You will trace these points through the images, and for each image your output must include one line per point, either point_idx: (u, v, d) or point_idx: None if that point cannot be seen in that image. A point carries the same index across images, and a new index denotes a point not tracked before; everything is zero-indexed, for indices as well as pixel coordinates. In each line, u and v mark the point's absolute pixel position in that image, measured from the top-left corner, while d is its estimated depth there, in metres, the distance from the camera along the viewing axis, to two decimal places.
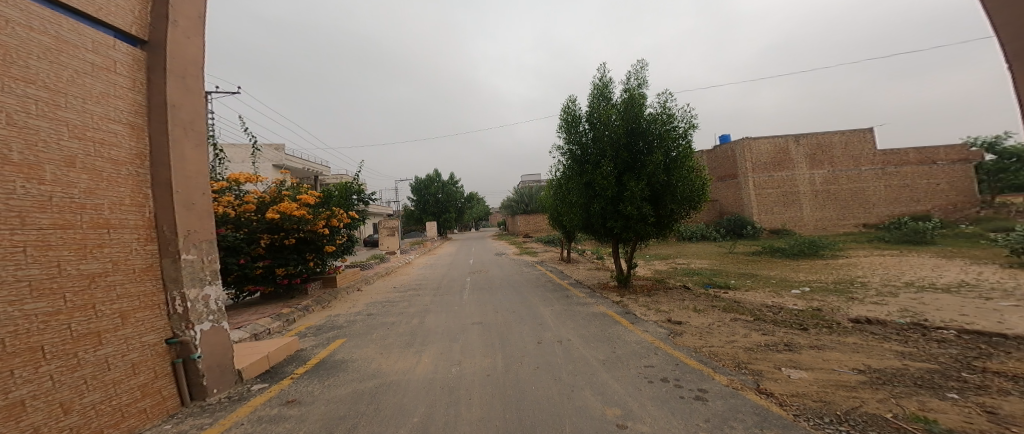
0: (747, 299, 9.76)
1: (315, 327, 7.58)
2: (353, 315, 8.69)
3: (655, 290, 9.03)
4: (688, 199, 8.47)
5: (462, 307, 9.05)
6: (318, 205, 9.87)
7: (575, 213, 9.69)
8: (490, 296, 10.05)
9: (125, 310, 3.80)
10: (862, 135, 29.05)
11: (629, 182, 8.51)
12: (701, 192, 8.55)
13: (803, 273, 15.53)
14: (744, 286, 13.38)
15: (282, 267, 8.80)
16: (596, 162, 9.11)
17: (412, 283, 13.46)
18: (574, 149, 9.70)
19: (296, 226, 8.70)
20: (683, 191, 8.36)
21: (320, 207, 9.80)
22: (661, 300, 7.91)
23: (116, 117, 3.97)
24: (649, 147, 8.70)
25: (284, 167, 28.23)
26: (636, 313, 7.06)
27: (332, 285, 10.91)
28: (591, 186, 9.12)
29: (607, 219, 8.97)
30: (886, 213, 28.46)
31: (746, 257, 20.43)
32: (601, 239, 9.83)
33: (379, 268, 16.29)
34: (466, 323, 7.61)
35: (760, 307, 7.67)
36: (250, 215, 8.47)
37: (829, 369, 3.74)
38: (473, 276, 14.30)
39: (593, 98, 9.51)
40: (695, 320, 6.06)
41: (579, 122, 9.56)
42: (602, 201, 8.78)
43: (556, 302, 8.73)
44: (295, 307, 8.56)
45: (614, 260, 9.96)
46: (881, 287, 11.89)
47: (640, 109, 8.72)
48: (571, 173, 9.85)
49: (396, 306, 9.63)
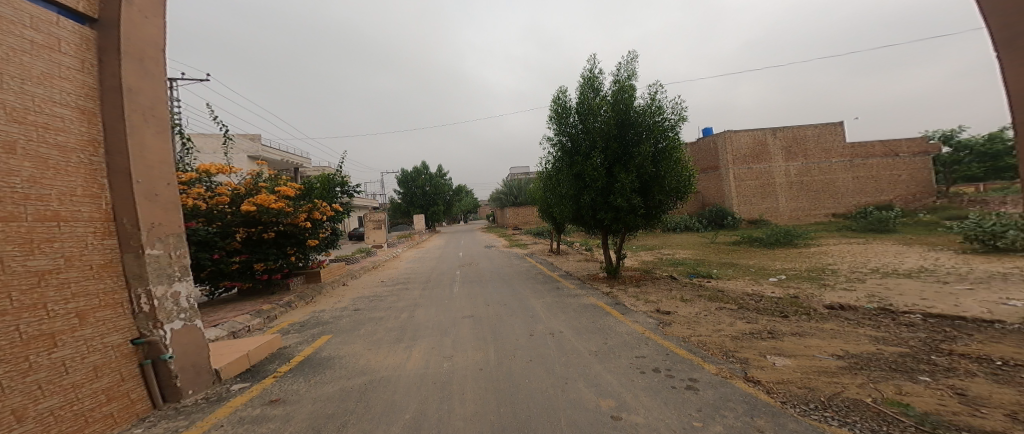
0: (728, 288, 10.07)
1: (298, 323, 7.39)
2: (338, 310, 8.48)
3: (641, 281, 9.21)
4: (675, 191, 8.77)
5: (451, 300, 9.00)
6: (299, 198, 9.58)
7: (564, 204, 9.79)
8: (480, 289, 10.03)
9: (82, 309, 3.67)
10: (833, 128, 30.23)
11: (619, 173, 8.69)
12: (687, 184, 8.83)
13: (779, 262, 16.15)
14: (725, 275, 13.78)
15: (261, 262, 8.50)
16: (585, 153, 9.21)
17: (399, 277, 13.29)
18: (563, 140, 9.74)
19: (276, 219, 8.38)
20: (671, 183, 8.64)
21: (301, 200, 9.52)
22: (647, 291, 8.10)
23: (62, 100, 3.88)
24: (638, 139, 8.91)
25: (262, 159, 27.30)
26: (625, 304, 7.21)
27: (316, 280, 10.65)
28: (580, 178, 9.20)
29: (597, 210, 9.13)
30: (854, 203, 29.76)
31: (727, 247, 21.05)
32: (589, 230, 9.99)
33: (365, 262, 16.03)
34: (456, 316, 7.57)
35: (744, 296, 7.92)
36: (223, 208, 8.16)
37: (810, 356, 3.90)
38: (462, 269, 14.15)
39: (582, 90, 9.52)
40: (683, 310, 6.30)
41: (568, 114, 9.60)
42: (592, 192, 8.92)
43: (547, 294, 8.78)
44: (277, 303, 8.28)
45: (603, 251, 9.99)
46: (849, 274, 12.51)
47: (630, 101, 8.89)
48: (560, 165, 9.91)
49: (384, 301, 9.47)
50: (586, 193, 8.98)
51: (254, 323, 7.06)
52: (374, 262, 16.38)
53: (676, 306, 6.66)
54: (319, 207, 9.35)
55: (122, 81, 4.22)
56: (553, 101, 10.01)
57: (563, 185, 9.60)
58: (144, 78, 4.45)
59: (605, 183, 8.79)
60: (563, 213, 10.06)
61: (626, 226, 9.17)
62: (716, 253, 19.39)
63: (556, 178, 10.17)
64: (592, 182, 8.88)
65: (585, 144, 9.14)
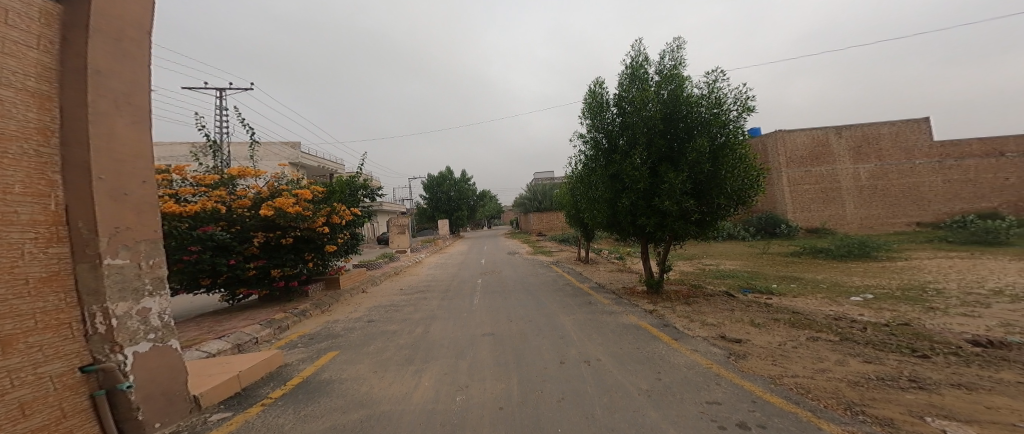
0: (801, 307, 8.42)
1: (309, 336, 6.80)
2: (353, 321, 7.87)
3: (694, 297, 7.68)
4: (739, 194, 6.88)
5: (471, 313, 8.10)
6: (319, 201, 9.31)
7: (600, 209, 8.38)
8: (503, 301, 9.09)
9: (9, 332, 2.72)
10: (915, 126, 26.57)
11: (666, 173, 7.08)
12: (755, 187, 6.93)
13: (857, 277, 13.81)
14: (790, 291, 11.87)
15: (278, 268, 8.05)
16: (625, 151, 7.84)
17: (420, 284, 12.66)
18: (599, 138, 8.55)
19: (294, 224, 7.94)
20: (734, 184, 6.77)
21: (321, 204, 9.22)
22: (705, 310, 6.56)
23: (3, 79, 2.89)
24: (693, 134, 7.29)
25: (299, 166, 28.25)
26: (677, 326, 5.85)
27: (335, 286, 10.23)
28: (618, 179, 7.82)
29: (637, 215, 7.56)
30: (946, 211, 25.60)
31: (784, 258, 18.67)
32: (628, 237, 8.48)
33: (388, 268, 15.59)
34: (475, 334, 6.58)
35: (831, 320, 6.32)
36: (244, 212, 7.70)
37: (1009, 425, 2.51)
38: (483, 277, 13.28)
39: (623, 81, 8.31)
40: (760, 338, 4.78)
41: (606, 108, 8.39)
42: (633, 194, 7.41)
43: (578, 310, 7.64)
44: (291, 312, 7.85)
45: (642, 260, 8.55)
46: (961, 295, 10.17)
47: (682, 90, 7.38)
48: (596, 165, 8.63)
49: (401, 311, 8.74)
50: (625, 195, 7.47)
51: (262, 334, 6.52)
52: (396, 268, 15.80)
53: (751, 332, 5.13)
54: (336, 211, 8.90)
55: (89, 61, 3.24)
56: (589, 95, 8.84)
57: (599, 186, 8.26)
58: (120, 60, 3.48)
59: (650, 184, 7.23)
60: (597, 218, 8.63)
61: (674, 236, 7.43)
62: (773, 264, 17.16)
63: (591, 180, 8.88)
64: (631, 183, 7.35)
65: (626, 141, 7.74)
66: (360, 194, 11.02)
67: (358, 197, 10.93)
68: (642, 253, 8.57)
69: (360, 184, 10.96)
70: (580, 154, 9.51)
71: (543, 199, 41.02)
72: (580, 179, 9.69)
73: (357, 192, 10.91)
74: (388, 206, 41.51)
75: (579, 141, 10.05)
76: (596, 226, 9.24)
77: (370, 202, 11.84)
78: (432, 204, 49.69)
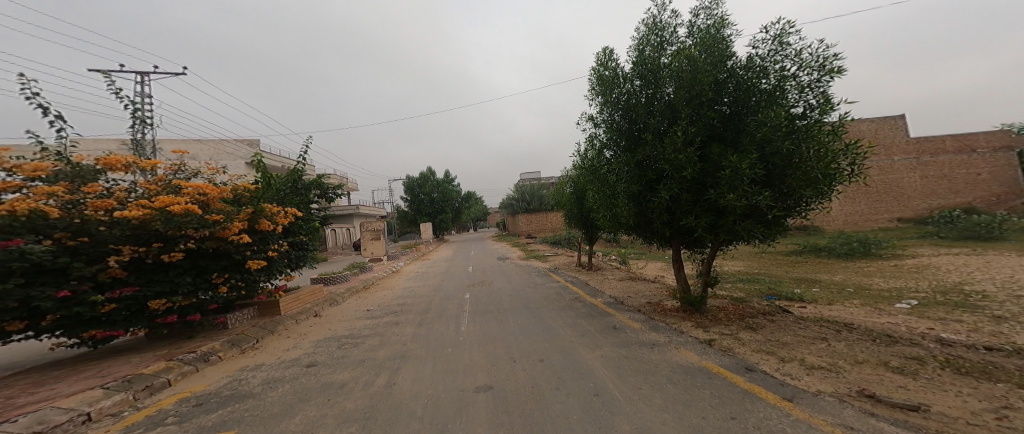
0: (865, 321, 6.86)
1: (193, 401, 4.49)
2: (284, 368, 5.55)
3: (752, 318, 5.82)
4: (832, 181, 4.73)
5: (456, 349, 5.95)
6: (243, 202, 7.16)
7: (620, 206, 6.40)
8: (498, 327, 7.00)
9: None
10: (892, 122, 26.95)
11: (722, 156, 5.08)
12: (850, 173, 4.80)
13: (880, 279, 12.65)
14: (818, 297, 10.45)
15: (161, 297, 5.73)
16: (656, 130, 5.90)
17: (394, 301, 10.45)
18: (618, 116, 6.65)
19: (190, 233, 5.81)
20: (826, 169, 4.64)
21: (242, 204, 7.10)
22: (786, 340, 4.68)
23: None
24: (752, 106, 5.32)
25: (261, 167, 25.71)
26: (766, 369, 3.98)
27: (271, 314, 7.77)
28: (652, 166, 5.88)
29: (679, 212, 5.53)
30: (924, 206, 25.23)
31: (787, 258, 17.63)
32: (657, 239, 6.54)
33: (355, 281, 13.24)
34: (463, 390, 4.48)
35: (951, 348, 4.67)
36: (98, 215, 5.38)
37: None
38: (470, 291, 11.13)
39: (643, 43, 6.43)
40: (940, 400, 2.98)
41: (625, 78, 6.52)
42: (671, 184, 5.39)
43: (603, 343, 5.65)
44: (183, 357, 5.50)
45: (675, 270, 6.72)
46: (1012, 301, 9.02)
47: (730, 53, 5.58)
48: (616, 153, 6.80)
49: (361, 347, 6.45)
50: (660, 185, 5.45)
51: (103, 406, 4.17)
52: (366, 281, 13.39)
53: (912, 387, 3.24)
54: (262, 214, 6.74)
55: None
56: (600, 63, 7.03)
57: (621, 177, 6.35)
58: None
59: (704, 170, 5.21)
60: (617, 216, 6.65)
61: (727, 239, 5.40)
62: (778, 264, 16.02)
63: (610, 171, 6.99)
64: (669, 168, 5.39)
65: (656, 117, 5.82)
66: (311, 193, 9.01)
67: (307, 195, 8.92)
68: (675, 261, 6.73)
69: (310, 182, 9.00)
70: (592, 140, 7.64)
71: (531, 199, 39.57)
72: (591, 173, 7.83)
73: (305, 191, 8.85)
74: (361, 209, 38.70)
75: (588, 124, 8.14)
76: (615, 227, 7.29)
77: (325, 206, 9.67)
78: (410, 207, 46.90)
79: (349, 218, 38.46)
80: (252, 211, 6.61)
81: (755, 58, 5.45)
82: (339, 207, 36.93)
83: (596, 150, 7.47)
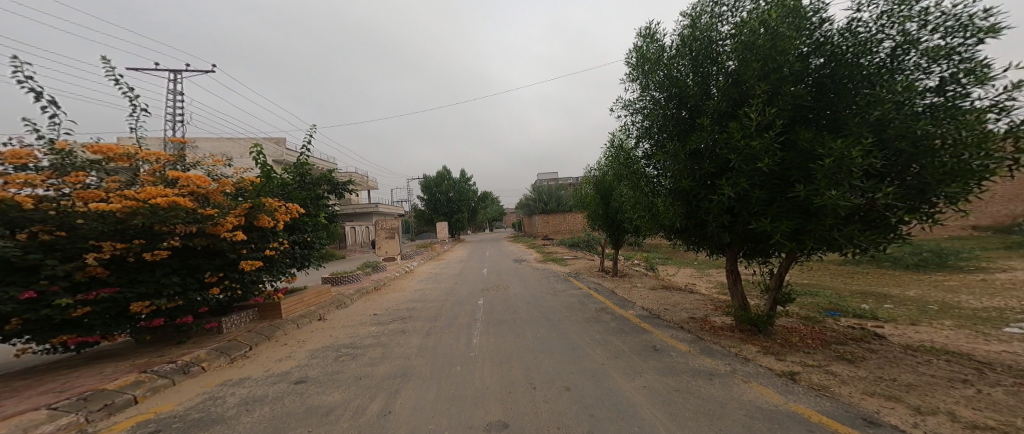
0: (973, 349, 5.49)
1: (151, 426, 3.68)
2: (268, 384, 4.76)
3: (839, 344, 4.57)
4: (988, 174, 3.51)
5: (466, 370, 5.03)
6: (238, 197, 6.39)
7: (666, 208, 5.21)
8: (516, 342, 6.01)
9: None
10: None
11: (816, 142, 3.79)
12: (1015, 163, 3.53)
13: (962, 295, 10.89)
14: (891, 314, 8.95)
15: (143, 301, 4.92)
16: (715, 114, 4.67)
17: (404, 305, 9.66)
18: (664, 99, 5.47)
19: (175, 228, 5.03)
20: (980, 159, 3.46)
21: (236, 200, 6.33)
22: (909, 381, 3.44)
23: None
24: (856, 77, 4.06)
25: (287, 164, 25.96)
26: (895, 422, 2.79)
27: (270, 318, 7.10)
28: (710, 157, 4.67)
29: (748, 214, 4.27)
30: (1006, 212, 21.01)
31: (839, 266, 15.86)
32: (710, 247, 5.36)
33: (368, 281, 12.61)
34: (471, 426, 3.51)
35: None
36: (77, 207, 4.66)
37: None
38: (487, 296, 10.20)
39: (699, 13, 5.30)
40: None
41: (676, 54, 5.36)
42: (739, 177, 4.13)
43: (643, 370, 4.54)
44: (158, 369, 4.76)
45: (732, 285, 5.51)
46: None
47: (821, 18, 4.39)
48: (661, 144, 5.61)
49: (358, 360, 5.60)
50: (723, 181, 4.21)
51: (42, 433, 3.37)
52: (377, 281, 12.68)
53: None
54: (259, 209, 6.01)
55: None
56: (644, 38, 5.86)
57: (668, 172, 5.16)
58: None
59: (791, 159, 3.93)
60: (661, 218, 5.46)
61: (811, 248, 4.16)
62: (831, 274, 14.34)
63: (654, 165, 5.81)
64: (737, 159, 4.15)
65: (716, 97, 4.60)
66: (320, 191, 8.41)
67: (316, 193, 8.28)
68: (729, 273, 5.53)
69: (317, 176, 8.42)
70: (630, 129, 6.47)
71: (549, 200, 38.49)
72: (629, 168, 6.67)
73: (312, 186, 8.26)
74: (382, 208, 38.53)
75: (624, 111, 6.99)
76: (657, 231, 6.10)
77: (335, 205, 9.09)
78: (429, 206, 46.65)
79: (369, 216, 38.30)
80: (248, 206, 5.86)
81: (859, 22, 4.27)
82: (359, 206, 36.86)
83: (635, 141, 6.30)
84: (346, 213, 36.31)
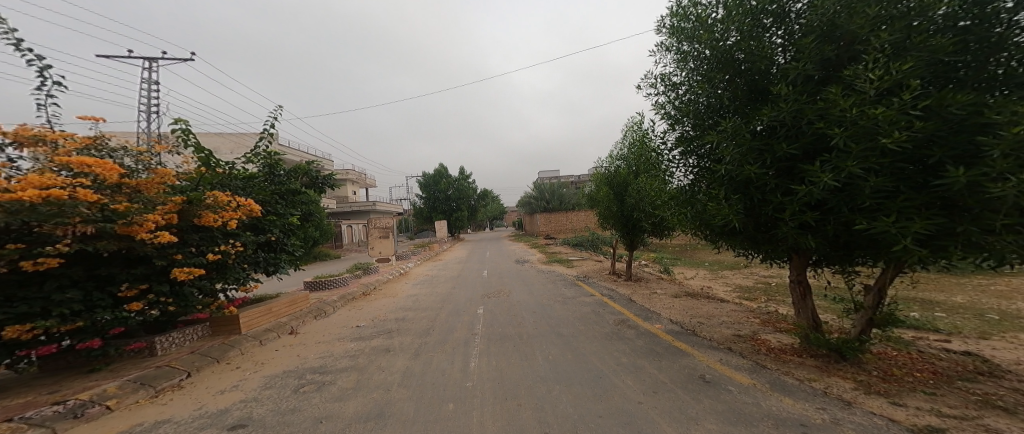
0: None
1: None
2: (193, 428, 3.55)
3: (968, 381, 3.38)
4: None
5: (460, 413, 3.78)
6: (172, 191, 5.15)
7: (715, 206, 4.01)
8: (524, 372, 4.82)
9: None
10: None
11: (980, 110, 2.64)
12: None
13: (1004, 299, 9.95)
14: (944, 324, 7.91)
15: (23, 322, 3.67)
16: (800, 81, 3.45)
17: (393, 314, 8.49)
18: (721, 67, 4.28)
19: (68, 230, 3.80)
20: None
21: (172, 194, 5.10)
22: None
23: None
24: (1011, 26, 2.92)
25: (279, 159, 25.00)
26: None
27: (224, 336, 5.87)
28: (787, 137, 3.44)
29: (847, 211, 3.06)
30: None
31: None
32: (773, 255, 4.18)
33: (356, 285, 11.46)
34: None
35: None
36: None
37: None
38: (486, 304, 9.06)
39: None
40: None
41: (738, 11, 4.11)
42: (841, 161, 2.94)
43: (705, 415, 3.35)
44: (31, 414, 3.44)
45: (800, 301, 4.34)
46: None
47: None
48: (711, 124, 4.49)
49: (324, 394, 4.36)
50: (814, 167, 3.03)
51: None
52: (366, 285, 11.50)
53: None
54: (193, 205, 4.85)
55: None
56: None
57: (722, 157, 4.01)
58: None
59: (932, 131, 2.70)
60: (708, 218, 4.25)
61: (933, 264, 2.95)
62: None
63: (701, 150, 4.67)
64: (841, 135, 2.94)
65: (806, 53, 3.34)
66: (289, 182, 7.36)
67: (289, 186, 7.20)
68: (796, 286, 4.33)
69: (290, 169, 7.49)
70: (666, 109, 5.36)
71: (551, 197, 37.75)
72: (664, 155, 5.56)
73: (285, 180, 7.29)
74: (381, 207, 37.52)
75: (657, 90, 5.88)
76: (698, 234, 4.91)
77: (316, 201, 8.04)
78: (429, 203, 45.56)
79: (366, 214, 37.22)
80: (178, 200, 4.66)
81: None
82: (356, 203, 35.73)
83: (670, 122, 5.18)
84: (342, 211, 35.21)
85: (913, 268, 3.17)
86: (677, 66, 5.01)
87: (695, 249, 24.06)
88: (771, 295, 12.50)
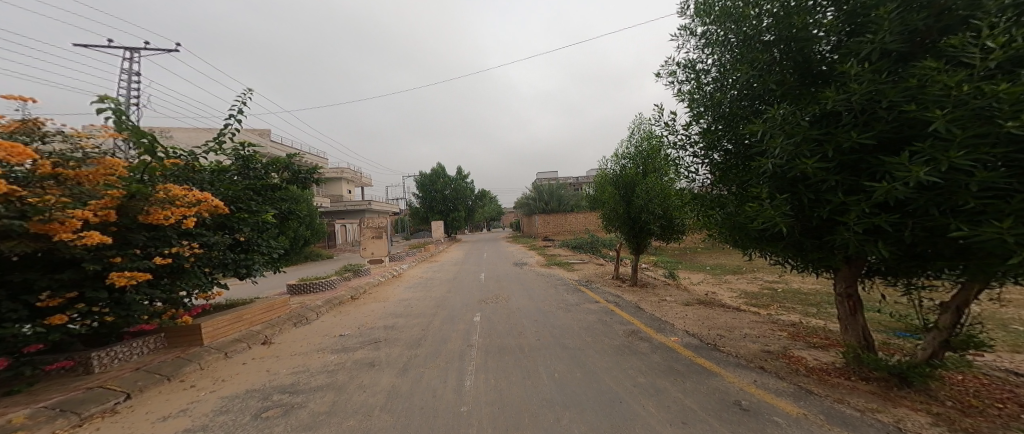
0: None
1: None
2: None
3: None
4: None
5: None
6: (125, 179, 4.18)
7: (756, 207, 3.39)
8: (524, 394, 4.19)
9: None
10: None
11: None
12: None
13: None
14: None
15: None
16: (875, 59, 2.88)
17: (382, 320, 7.81)
18: (765, 52, 3.73)
19: None
20: None
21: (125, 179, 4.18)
22: None
23: None
24: None
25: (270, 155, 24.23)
26: None
27: (183, 349, 5.22)
28: (860, 125, 2.85)
29: (938, 213, 2.51)
30: None
31: None
32: (822, 264, 3.60)
33: (344, 288, 10.76)
34: None
35: None
36: None
37: None
38: (482, 311, 8.40)
39: None
40: None
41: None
42: (940, 152, 2.35)
43: None
44: None
45: (849, 318, 3.78)
46: None
47: None
48: (748, 113, 3.96)
49: (290, 422, 3.67)
50: (903, 158, 2.44)
51: None
52: (356, 289, 10.79)
53: None
54: (135, 201, 4.08)
55: None
56: None
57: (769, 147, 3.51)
58: None
59: None
60: (743, 221, 3.63)
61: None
62: None
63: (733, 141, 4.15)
64: (942, 119, 2.35)
65: (885, 24, 2.73)
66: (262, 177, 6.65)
67: (261, 181, 6.52)
68: (843, 300, 3.76)
69: (268, 161, 6.75)
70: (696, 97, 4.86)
71: (548, 199, 37.22)
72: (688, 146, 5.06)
73: (256, 176, 6.55)
74: (375, 206, 36.76)
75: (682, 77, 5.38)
76: (726, 236, 4.34)
77: (289, 200, 7.34)
78: (424, 204, 44.78)
79: (359, 214, 36.43)
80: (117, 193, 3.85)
81: None
82: (349, 202, 34.94)
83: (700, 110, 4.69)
84: (334, 210, 34.42)
85: (1009, 283, 2.61)
86: (719, 54, 4.49)
87: (695, 254, 23.63)
88: (780, 303, 11.99)
